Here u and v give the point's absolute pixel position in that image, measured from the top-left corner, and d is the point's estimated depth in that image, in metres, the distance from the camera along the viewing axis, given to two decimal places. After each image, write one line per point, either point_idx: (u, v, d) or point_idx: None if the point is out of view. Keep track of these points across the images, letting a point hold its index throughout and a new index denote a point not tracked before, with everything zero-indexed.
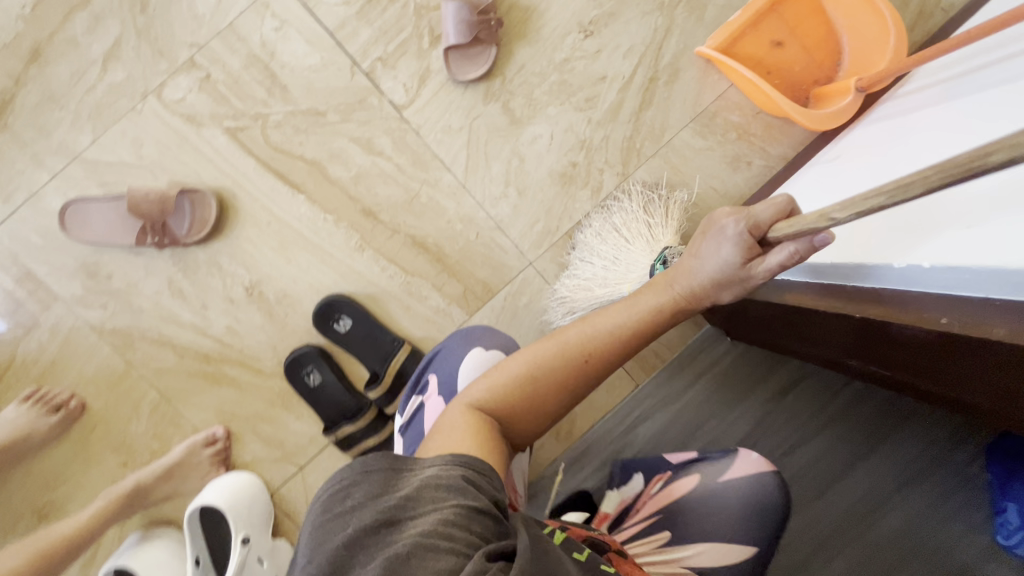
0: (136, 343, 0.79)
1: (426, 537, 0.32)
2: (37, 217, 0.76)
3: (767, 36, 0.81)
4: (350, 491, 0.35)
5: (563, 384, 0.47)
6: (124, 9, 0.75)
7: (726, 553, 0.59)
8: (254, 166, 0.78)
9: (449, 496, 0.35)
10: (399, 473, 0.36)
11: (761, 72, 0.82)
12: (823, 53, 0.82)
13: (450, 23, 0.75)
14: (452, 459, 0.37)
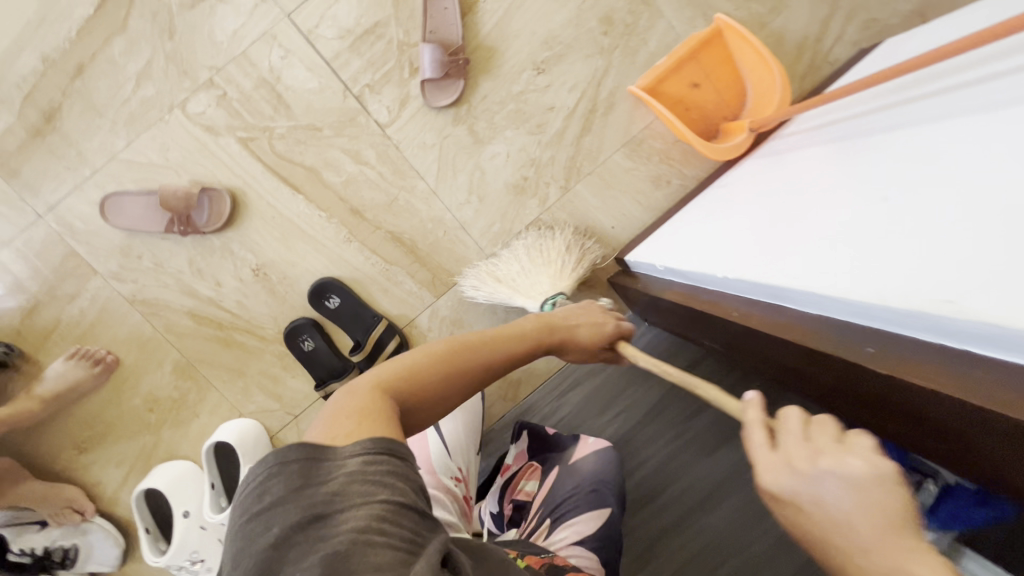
0: (161, 312, 0.96)
1: (358, 537, 0.37)
2: (80, 206, 0.92)
3: (686, 79, 1.00)
4: (269, 485, 0.39)
5: (460, 376, 0.57)
6: (155, 36, 0.90)
7: (589, 521, 0.80)
8: (261, 170, 0.95)
9: (372, 489, 0.39)
10: (317, 463, 0.40)
11: (680, 108, 1.01)
12: (730, 98, 1.02)
13: (427, 60, 0.92)
14: (370, 443, 0.41)
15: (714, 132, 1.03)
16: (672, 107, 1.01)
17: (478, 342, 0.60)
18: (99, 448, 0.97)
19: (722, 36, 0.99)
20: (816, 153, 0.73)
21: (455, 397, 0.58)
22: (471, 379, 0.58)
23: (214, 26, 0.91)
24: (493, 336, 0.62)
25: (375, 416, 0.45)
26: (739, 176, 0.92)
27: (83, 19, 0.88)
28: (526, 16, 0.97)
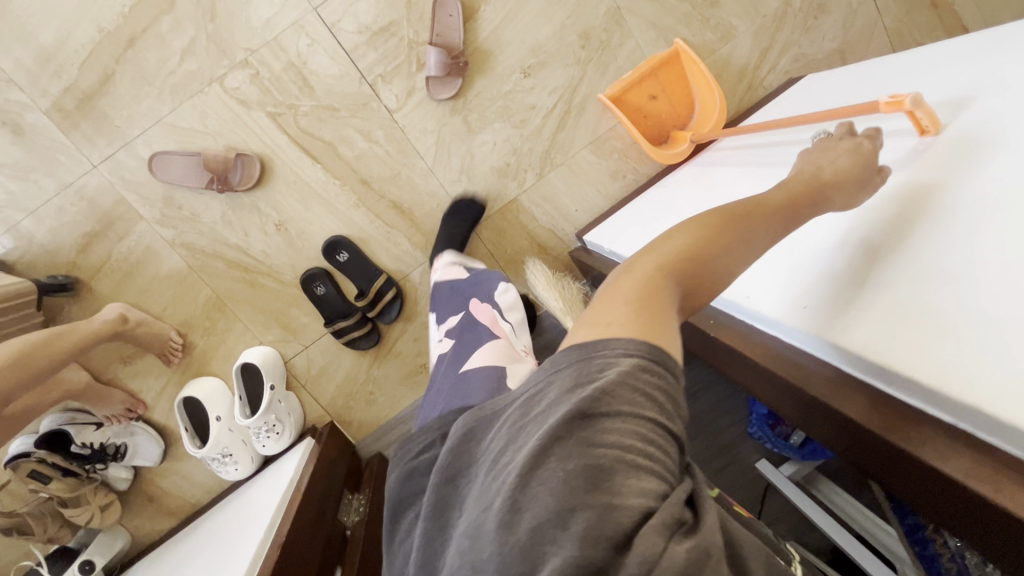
0: (197, 254, 1.15)
1: (628, 454, 0.40)
2: (130, 160, 1.08)
3: (646, 91, 1.20)
4: (544, 390, 0.47)
5: (740, 243, 0.52)
6: (198, 18, 1.05)
7: None
8: (286, 141, 1.12)
9: (642, 402, 0.42)
10: (591, 361, 0.45)
11: (639, 115, 1.21)
12: (681, 112, 1.23)
13: (432, 61, 1.10)
14: (643, 346, 0.44)
15: (663, 137, 1.24)
16: (632, 113, 1.21)
17: (750, 212, 0.55)
18: (142, 363, 1.18)
19: (681, 55, 1.19)
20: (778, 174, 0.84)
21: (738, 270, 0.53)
22: (751, 252, 0.54)
23: (250, 12, 1.06)
24: (765, 208, 0.56)
25: (659, 306, 0.47)
26: (731, 182, 0.98)
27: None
28: (518, 26, 1.14)
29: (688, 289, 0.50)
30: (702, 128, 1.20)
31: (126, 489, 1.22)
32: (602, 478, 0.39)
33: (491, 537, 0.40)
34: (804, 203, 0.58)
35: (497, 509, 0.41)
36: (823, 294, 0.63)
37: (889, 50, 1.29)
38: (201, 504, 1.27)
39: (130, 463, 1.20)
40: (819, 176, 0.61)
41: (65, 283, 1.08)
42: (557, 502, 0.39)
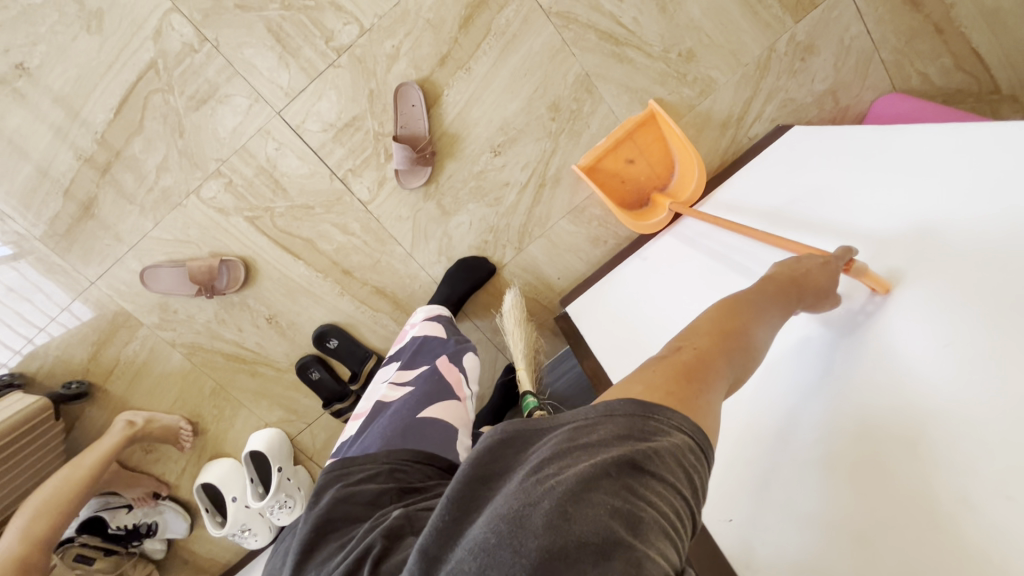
0: (198, 351, 1.22)
1: (663, 518, 0.42)
2: (124, 274, 1.14)
3: (623, 155, 1.16)
4: (595, 426, 0.47)
5: (758, 330, 0.63)
6: (168, 135, 1.06)
7: None
8: (268, 242, 1.15)
9: (679, 472, 0.45)
10: (646, 415, 0.47)
11: (617, 181, 1.17)
12: (662, 172, 1.18)
13: (398, 156, 1.08)
14: (692, 427, 0.48)
15: (643, 202, 1.20)
16: (610, 180, 1.17)
17: (763, 298, 0.68)
18: (160, 449, 1.28)
19: (656, 118, 1.14)
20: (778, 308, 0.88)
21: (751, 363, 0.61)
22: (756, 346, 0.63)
23: (216, 124, 1.07)
24: (761, 297, 0.68)
25: (706, 380, 0.53)
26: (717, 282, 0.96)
27: (106, 124, 1.04)
28: (484, 106, 1.12)
29: (732, 367, 0.58)
30: (684, 191, 1.15)
31: (162, 557, 1.34)
32: (645, 527, 0.41)
33: (537, 534, 0.40)
34: (788, 289, 0.70)
35: (545, 511, 0.41)
36: (748, 513, 0.77)
37: (888, 83, 1.20)
38: (231, 564, 1.39)
39: (163, 537, 1.32)
40: (798, 275, 0.72)
41: (80, 391, 1.17)
42: (604, 531, 0.40)
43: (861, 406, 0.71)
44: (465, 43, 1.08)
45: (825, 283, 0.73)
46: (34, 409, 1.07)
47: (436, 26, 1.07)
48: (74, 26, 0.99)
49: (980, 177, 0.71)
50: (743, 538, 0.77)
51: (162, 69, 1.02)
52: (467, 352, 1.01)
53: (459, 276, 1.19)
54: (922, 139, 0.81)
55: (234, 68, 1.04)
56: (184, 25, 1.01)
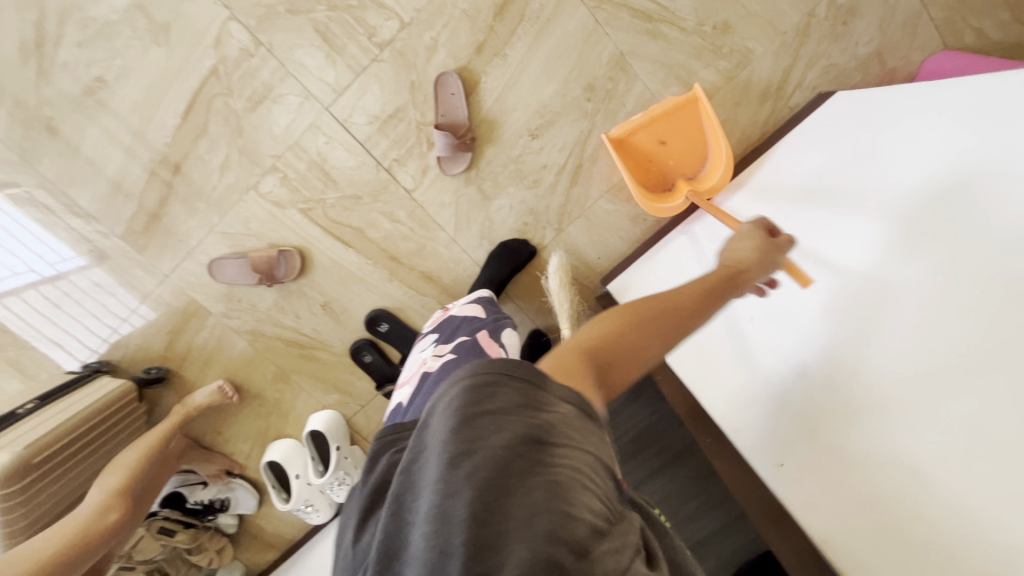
0: (261, 337, 1.30)
1: (575, 479, 0.43)
2: (194, 267, 1.23)
3: (655, 133, 1.15)
4: (492, 395, 0.46)
5: (657, 331, 0.61)
6: (229, 135, 1.15)
7: None
8: (321, 232, 1.22)
9: (579, 432, 0.46)
10: (537, 388, 0.47)
11: (644, 159, 1.17)
12: (692, 157, 1.16)
13: (441, 143, 1.13)
14: (577, 397, 0.49)
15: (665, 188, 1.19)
16: (634, 164, 1.17)
17: (667, 299, 0.66)
18: (229, 430, 1.37)
19: (699, 104, 1.13)
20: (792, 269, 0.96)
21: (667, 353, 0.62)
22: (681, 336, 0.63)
23: (272, 122, 1.14)
24: (690, 292, 0.68)
25: (575, 371, 0.53)
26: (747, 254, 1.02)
27: (175, 128, 1.14)
28: (521, 90, 1.15)
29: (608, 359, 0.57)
30: (710, 178, 1.14)
31: (235, 532, 1.44)
32: (564, 491, 0.41)
33: (463, 529, 0.38)
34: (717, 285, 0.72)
35: (468, 502, 0.39)
36: (805, 460, 0.85)
37: (939, 41, 1.15)
38: (296, 539, 1.48)
39: (235, 512, 1.42)
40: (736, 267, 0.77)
41: (160, 374, 1.28)
42: (531, 512, 0.39)
43: (879, 357, 0.83)
44: (500, 30, 1.11)
45: (753, 269, 0.77)
46: (115, 394, 1.17)
47: (472, 15, 1.10)
48: (144, 39, 1.08)
49: (980, 150, 0.82)
50: (799, 489, 0.84)
51: (222, 74, 1.11)
52: (505, 327, 1.04)
53: (502, 258, 1.23)
54: (925, 114, 0.90)
55: (286, 69, 1.11)
56: (240, 31, 1.08)
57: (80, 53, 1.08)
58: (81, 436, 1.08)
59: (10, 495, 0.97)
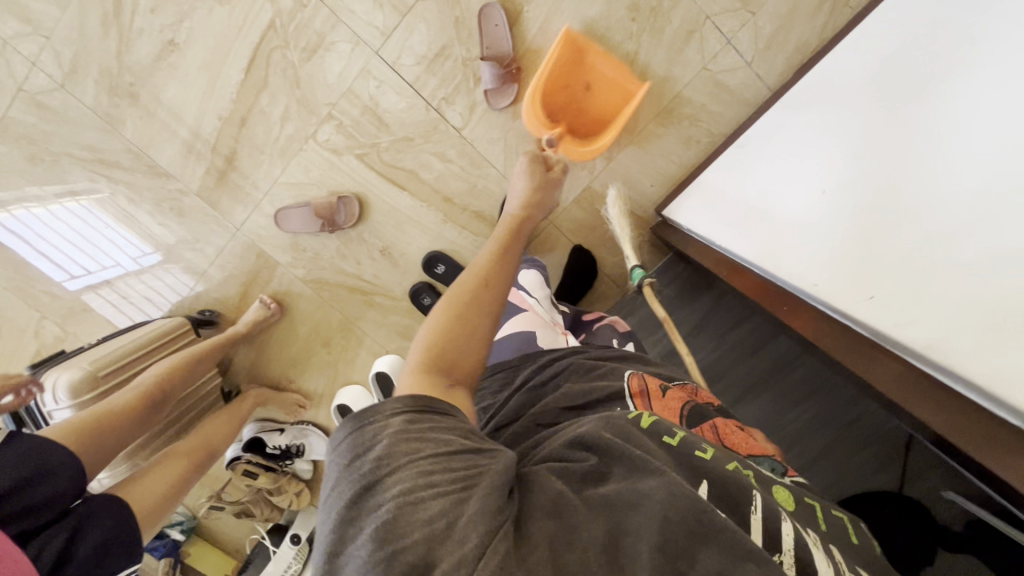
0: (325, 285, 1.36)
1: (408, 495, 0.40)
2: (262, 219, 1.31)
3: (588, 76, 1.16)
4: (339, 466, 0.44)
5: (477, 307, 0.57)
6: (287, 87, 1.21)
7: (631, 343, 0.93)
8: (376, 177, 1.27)
9: (417, 444, 0.43)
10: (366, 426, 0.45)
11: (566, 84, 1.16)
12: (596, 122, 1.19)
13: (488, 75, 1.15)
14: (406, 404, 0.46)
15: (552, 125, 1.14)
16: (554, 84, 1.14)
17: (474, 279, 0.59)
18: (301, 379, 1.44)
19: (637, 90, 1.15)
20: (800, 184, 0.87)
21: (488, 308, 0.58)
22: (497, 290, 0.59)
23: (326, 70, 1.19)
24: (488, 251, 0.64)
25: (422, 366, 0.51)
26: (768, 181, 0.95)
27: (239, 84, 1.21)
28: (564, 16, 1.14)
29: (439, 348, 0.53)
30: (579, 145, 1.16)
31: (310, 478, 1.52)
32: (401, 522, 0.38)
33: None
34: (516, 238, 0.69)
35: None
36: (891, 286, 0.67)
37: None
38: None
39: (310, 458, 1.49)
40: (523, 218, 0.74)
41: (211, 316, 1.36)
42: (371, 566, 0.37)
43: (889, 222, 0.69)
44: None
45: (526, 216, 0.75)
46: (172, 325, 1.26)
47: None
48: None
49: None
50: (888, 313, 0.67)
51: (279, 27, 1.17)
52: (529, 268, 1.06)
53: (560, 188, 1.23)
54: None
55: (337, 16, 1.16)
56: None
57: (153, 18, 1.16)
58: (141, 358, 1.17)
59: (89, 404, 1.05)
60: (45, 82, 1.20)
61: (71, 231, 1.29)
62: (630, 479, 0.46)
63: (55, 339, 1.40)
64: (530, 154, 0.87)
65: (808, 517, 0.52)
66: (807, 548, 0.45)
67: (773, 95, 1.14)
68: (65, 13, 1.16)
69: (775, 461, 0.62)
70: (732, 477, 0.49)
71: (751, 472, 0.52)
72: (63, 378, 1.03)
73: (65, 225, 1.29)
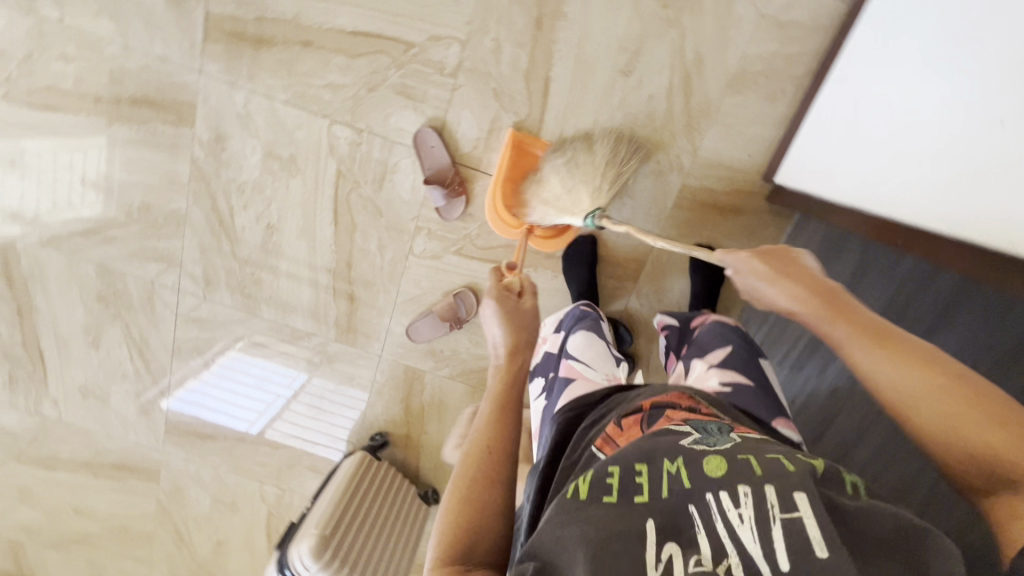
0: (472, 373, 1.41)
1: None
2: (397, 339, 1.39)
3: (543, 166, 1.17)
4: None
5: (488, 498, 0.56)
6: (373, 220, 1.28)
7: (728, 373, 0.76)
8: (478, 263, 1.30)
9: None
10: None
11: (522, 175, 1.18)
12: (556, 209, 1.20)
13: (436, 196, 1.20)
14: None
15: (517, 214, 1.17)
16: (514, 176, 1.18)
17: (477, 458, 0.58)
18: None
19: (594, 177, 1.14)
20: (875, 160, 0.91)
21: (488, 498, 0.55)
22: (503, 473, 0.57)
23: (400, 190, 1.25)
24: (485, 423, 0.62)
25: None
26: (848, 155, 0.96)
27: (333, 234, 1.30)
28: (595, 36, 1.10)
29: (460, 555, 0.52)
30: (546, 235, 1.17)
31: None
32: None
33: None
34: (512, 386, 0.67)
35: None
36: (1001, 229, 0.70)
37: None
38: None
39: None
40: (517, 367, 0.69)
41: (383, 438, 1.48)
42: None
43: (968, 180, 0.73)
44: None
45: (517, 359, 0.69)
46: (357, 462, 1.38)
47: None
48: (282, 177, 1.25)
49: None
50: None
51: (347, 172, 1.24)
52: (567, 343, 0.92)
53: None
54: None
55: (391, 139, 1.21)
56: (344, 129, 1.20)
57: (248, 212, 1.29)
58: (347, 506, 1.30)
59: (331, 560, 1.21)
60: (192, 300, 1.39)
61: (252, 390, 1.48)
62: (560, 555, 0.45)
63: (277, 497, 1.61)
64: (491, 293, 0.74)
65: (745, 472, 0.48)
66: (736, 532, 0.43)
67: (852, 9, 1.00)
68: (185, 239, 1.33)
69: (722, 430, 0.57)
70: (670, 507, 0.47)
71: (680, 462, 0.50)
72: (303, 546, 1.19)
73: (242, 378, 1.47)
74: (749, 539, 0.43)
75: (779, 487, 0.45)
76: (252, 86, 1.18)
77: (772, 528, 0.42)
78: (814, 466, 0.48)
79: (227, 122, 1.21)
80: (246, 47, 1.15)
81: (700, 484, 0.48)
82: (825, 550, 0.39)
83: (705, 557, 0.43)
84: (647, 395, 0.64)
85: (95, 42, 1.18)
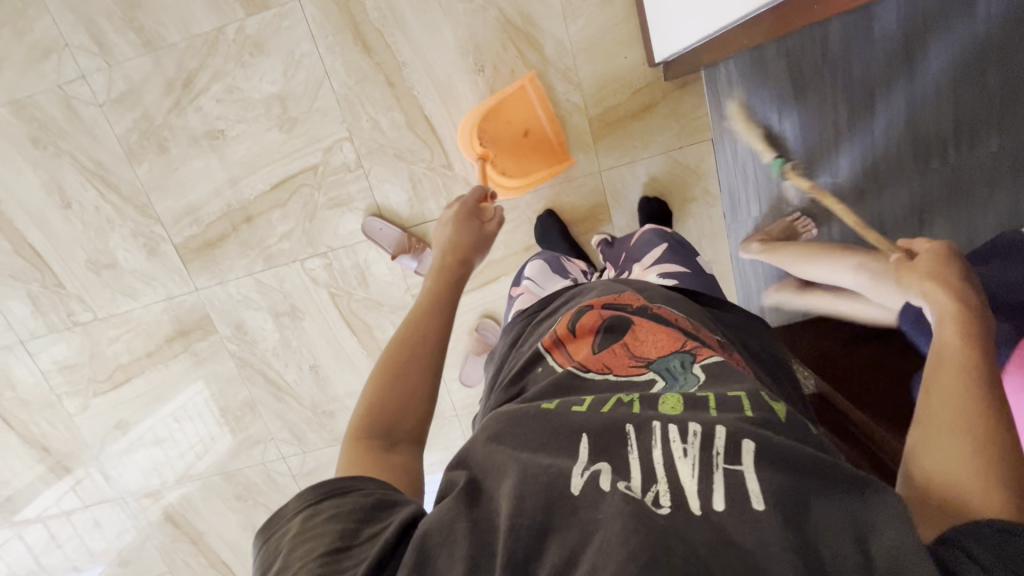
0: None
1: (352, 518, 0.51)
2: (459, 393, 1.49)
3: (525, 124, 1.22)
4: (316, 512, 0.51)
5: (416, 385, 0.66)
6: (379, 312, 1.42)
7: (661, 264, 0.90)
8: (478, 291, 1.39)
9: (368, 518, 0.51)
10: (340, 495, 0.53)
11: (501, 121, 1.21)
12: (512, 162, 1.24)
13: (408, 263, 1.32)
14: (375, 495, 0.53)
15: (484, 143, 1.20)
16: (497, 124, 1.21)
17: (401, 341, 0.69)
18: None
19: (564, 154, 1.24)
20: None
21: (416, 381, 0.66)
22: (427, 361, 0.68)
23: (381, 277, 1.38)
24: (418, 313, 0.74)
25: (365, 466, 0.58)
26: None
27: (359, 342, 1.45)
28: (438, 61, 1.21)
29: (380, 429, 0.62)
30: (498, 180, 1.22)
31: None
32: (348, 550, 0.48)
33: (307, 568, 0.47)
34: (450, 287, 0.79)
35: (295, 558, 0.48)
36: None
37: None
38: None
39: None
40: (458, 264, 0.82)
41: None
42: (327, 543, 0.48)
43: None
44: (382, 56, 1.21)
45: (465, 259, 0.83)
46: None
47: (363, 76, 1.22)
48: (298, 324, 1.44)
49: None
50: None
51: (337, 290, 1.40)
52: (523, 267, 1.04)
53: None
54: None
55: (350, 244, 1.36)
56: (314, 261, 1.37)
57: (292, 367, 1.48)
58: None
59: None
60: (297, 459, 1.58)
61: None
62: (494, 472, 0.53)
63: None
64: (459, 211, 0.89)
65: (700, 408, 0.53)
66: (673, 463, 0.47)
67: None
68: (263, 416, 1.54)
69: (684, 355, 0.62)
70: (609, 422, 0.53)
71: (635, 397, 0.57)
72: None
73: None
74: (688, 475, 0.46)
75: (730, 428, 0.48)
76: (235, 274, 1.39)
77: (714, 472, 0.46)
78: (776, 413, 0.52)
79: (235, 312, 1.43)
80: (214, 250, 1.37)
81: (648, 412, 0.54)
82: (761, 502, 0.43)
83: (635, 484, 0.47)
84: (598, 295, 0.76)
85: (123, 317, 1.45)
